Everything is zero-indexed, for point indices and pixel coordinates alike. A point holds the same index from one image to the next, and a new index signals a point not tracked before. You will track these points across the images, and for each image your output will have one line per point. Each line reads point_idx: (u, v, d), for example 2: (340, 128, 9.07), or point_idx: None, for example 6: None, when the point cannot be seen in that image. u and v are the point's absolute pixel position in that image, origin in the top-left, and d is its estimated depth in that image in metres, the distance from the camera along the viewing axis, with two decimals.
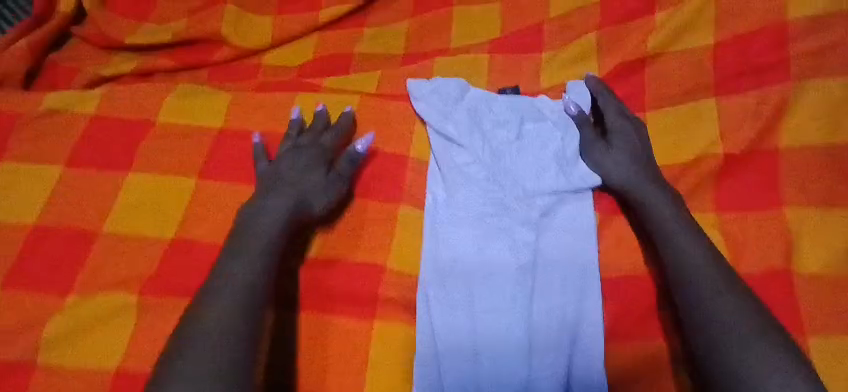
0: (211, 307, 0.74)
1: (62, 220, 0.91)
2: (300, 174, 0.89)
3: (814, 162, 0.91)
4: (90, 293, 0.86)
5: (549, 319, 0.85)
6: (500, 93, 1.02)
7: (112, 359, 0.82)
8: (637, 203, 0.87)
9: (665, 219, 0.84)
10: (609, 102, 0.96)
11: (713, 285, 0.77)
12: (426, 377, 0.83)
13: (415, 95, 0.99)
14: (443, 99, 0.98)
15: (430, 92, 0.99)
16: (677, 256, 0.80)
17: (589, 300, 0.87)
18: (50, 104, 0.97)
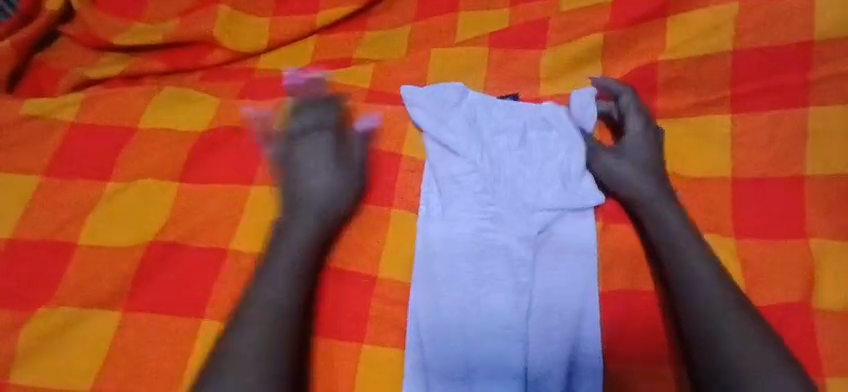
0: (251, 323, 0.72)
1: (38, 230, 0.83)
2: (312, 170, 0.84)
3: (841, 190, 0.85)
4: (59, 303, 0.77)
5: (547, 340, 0.79)
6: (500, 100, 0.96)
7: (87, 382, 0.73)
8: (645, 219, 0.82)
9: (677, 236, 0.79)
10: (630, 104, 0.89)
11: (727, 312, 0.73)
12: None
13: (410, 100, 0.92)
14: (440, 104, 0.91)
15: (426, 98, 0.92)
16: (688, 279, 0.76)
17: (590, 325, 0.79)
18: (30, 110, 0.91)
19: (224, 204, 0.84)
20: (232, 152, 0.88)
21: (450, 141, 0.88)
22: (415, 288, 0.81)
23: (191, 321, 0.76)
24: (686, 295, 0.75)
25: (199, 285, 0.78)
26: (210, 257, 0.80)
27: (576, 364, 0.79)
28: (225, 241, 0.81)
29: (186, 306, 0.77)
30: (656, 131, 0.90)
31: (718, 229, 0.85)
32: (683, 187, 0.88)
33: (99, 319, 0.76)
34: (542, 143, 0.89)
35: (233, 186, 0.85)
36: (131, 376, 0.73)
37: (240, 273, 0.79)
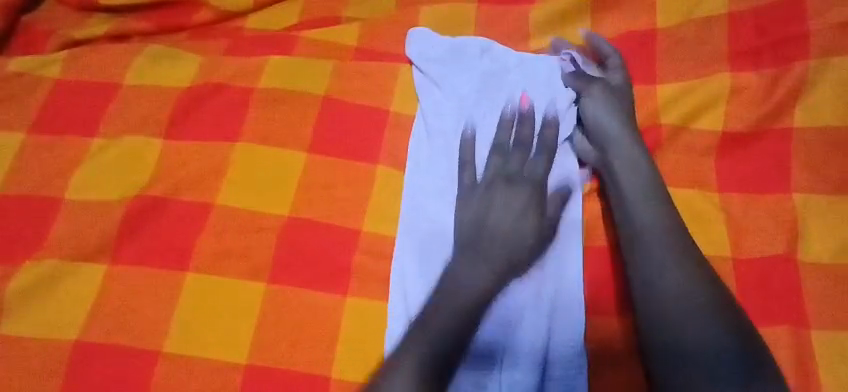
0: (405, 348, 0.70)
1: (24, 186, 0.82)
2: (484, 133, 0.86)
3: (830, 145, 0.84)
4: (43, 255, 0.77)
5: (517, 284, 0.77)
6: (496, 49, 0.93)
7: (71, 331, 0.73)
8: (644, 232, 0.75)
9: (663, 255, 0.74)
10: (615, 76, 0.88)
11: (705, 340, 0.69)
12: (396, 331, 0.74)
13: (416, 39, 0.94)
14: (447, 53, 0.92)
15: (432, 43, 0.93)
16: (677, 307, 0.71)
17: (570, 269, 0.78)
18: (16, 68, 0.91)
19: (209, 160, 0.84)
20: (217, 110, 0.88)
21: (436, 80, 0.90)
22: (401, 230, 0.80)
23: (174, 272, 0.76)
24: (649, 312, 0.72)
25: (184, 237, 0.78)
26: (195, 210, 0.80)
27: (550, 358, 0.74)
28: (212, 196, 0.81)
29: (171, 258, 0.77)
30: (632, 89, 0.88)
31: (703, 184, 0.85)
32: (673, 142, 0.88)
33: (84, 272, 0.76)
34: (511, 95, 0.89)
35: (218, 143, 0.85)
36: (117, 325, 0.73)
37: (227, 226, 0.79)
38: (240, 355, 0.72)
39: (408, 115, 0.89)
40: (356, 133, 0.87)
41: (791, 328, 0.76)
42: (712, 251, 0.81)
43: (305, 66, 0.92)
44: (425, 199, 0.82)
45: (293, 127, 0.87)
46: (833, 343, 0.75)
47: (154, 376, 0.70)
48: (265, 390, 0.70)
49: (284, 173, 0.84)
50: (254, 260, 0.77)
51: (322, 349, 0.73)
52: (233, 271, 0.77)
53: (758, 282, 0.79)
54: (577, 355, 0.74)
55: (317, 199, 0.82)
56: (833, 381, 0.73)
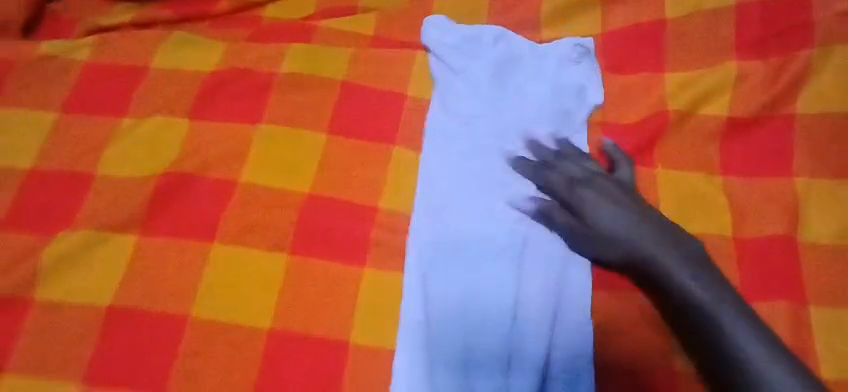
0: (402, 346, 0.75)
1: (55, 162, 0.86)
2: (497, 117, 0.90)
3: (832, 131, 0.87)
4: (75, 227, 0.80)
5: (528, 266, 0.80)
6: (510, 37, 0.96)
7: (106, 297, 0.77)
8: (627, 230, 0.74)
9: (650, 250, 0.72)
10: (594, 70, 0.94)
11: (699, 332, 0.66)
12: (413, 306, 0.77)
13: (433, 27, 0.97)
14: (463, 40, 0.96)
15: (448, 32, 0.97)
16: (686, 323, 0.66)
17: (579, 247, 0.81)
18: (47, 50, 0.94)
19: (233, 140, 0.87)
20: (240, 93, 0.92)
21: (453, 66, 0.94)
22: (418, 208, 0.83)
23: (202, 245, 0.80)
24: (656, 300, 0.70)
25: (211, 212, 0.82)
26: (221, 187, 0.84)
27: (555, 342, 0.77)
28: (236, 174, 0.85)
29: (199, 231, 0.81)
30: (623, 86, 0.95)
31: (708, 168, 0.88)
32: (679, 127, 0.90)
33: (115, 243, 0.80)
34: (523, 83, 0.93)
35: (241, 124, 0.89)
36: (147, 293, 0.77)
37: (250, 202, 0.83)
38: (264, 322, 0.76)
39: (423, 100, 0.93)
40: (373, 117, 0.90)
41: (790, 305, 0.79)
42: (715, 231, 0.84)
43: (325, 53, 0.96)
44: (440, 178, 0.85)
45: (313, 110, 0.91)
46: (827, 319, 0.79)
47: (184, 342, 0.75)
48: (289, 355, 0.74)
49: (304, 153, 0.87)
50: (277, 234, 0.81)
51: (342, 318, 0.77)
52: (257, 244, 0.80)
53: (761, 261, 0.82)
54: (581, 331, 0.78)
55: (336, 178, 0.85)
56: (825, 354, 0.77)
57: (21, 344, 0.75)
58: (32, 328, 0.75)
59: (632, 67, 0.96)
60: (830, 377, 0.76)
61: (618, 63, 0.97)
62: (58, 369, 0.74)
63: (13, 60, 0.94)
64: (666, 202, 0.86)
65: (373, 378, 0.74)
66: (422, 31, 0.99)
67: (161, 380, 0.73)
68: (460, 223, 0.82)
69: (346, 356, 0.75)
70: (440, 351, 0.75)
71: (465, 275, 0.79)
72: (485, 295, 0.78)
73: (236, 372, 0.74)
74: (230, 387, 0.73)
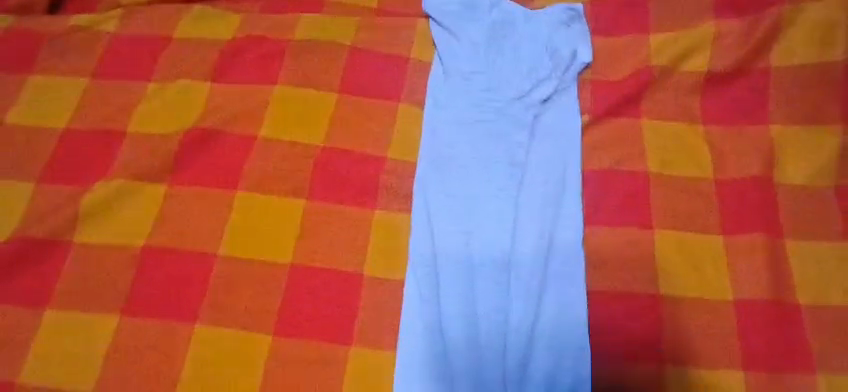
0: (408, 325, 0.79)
1: (89, 122, 0.93)
2: (493, 75, 0.98)
3: (802, 82, 0.94)
4: (110, 177, 0.88)
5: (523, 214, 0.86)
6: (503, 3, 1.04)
7: (140, 238, 0.84)
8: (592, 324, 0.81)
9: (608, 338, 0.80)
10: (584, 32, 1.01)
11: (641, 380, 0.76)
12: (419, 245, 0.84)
13: None
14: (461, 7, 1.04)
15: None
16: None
17: (571, 187, 0.88)
18: (78, 22, 1.02)
19: (250, 99, 0.94)
20: (255, 57, 0.99)
21: (452, 30, 1.01)
22: (422, 157, 0.91)
23: (226, 192, 0.87)
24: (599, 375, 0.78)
25: (233, 163, 0.89)
26: (241, 141, 0.91)
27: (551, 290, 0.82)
28: (254, 130, 0.92)
29: (222, 180, 0.88)
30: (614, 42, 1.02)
31: (690, 118, 0.96)
32: (662, 82, 0.98)
33: (147, 191, 0.87)
34: (516, 44, 1.01)
35: (258, 86, 0.96)
36: (178, 235, 0.84)
37: (269, 154, 0.90)
38: (285, 258, 0.83)
39: (425, 62, 1.00)
40: (380, 77, 0.98)
41: (768, 237, 0.86)
42: (698, 174, 0.91)
43: (333, 21, 1.03)
44: (442, 128, 0.93)
45: (323, 71, 0.98)
46: (802, 249, 0.85)
47: (213, 277, 0.82)
48: (310, 288, 0.82)
49: (317, 110, 0.94)
50: (294, 182, 0.88)
51: (356, 254, 0.84)
52: (276, 191, 0.88)
53: (739, 199, 0.89)
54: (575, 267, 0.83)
55: (347, 132, 0.93)
56: (801, 281, 0.84)
57: (63, 282, 0.82)
58: (73, 267, 0.83)
59: (621, 29, 1.03)
60: (806, 301, 0.82)
61: (606, 25, 1.04)
62: (97, 303, 0.81)
63: (46, 33, 1.01)
64: (652, 148, 0.93)
65: (384, 306, 0.81)
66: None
67: (192, 311, 0.80)
68: (460, 174, 0.90)
69: (360, 288, 0.82)
70: (444, 281, 0.82)
71: (465, 215, 0.86)
72: (485, 230, 0.85)
73: (259, 303, 0.81)
74: (256, 316, 0.80)
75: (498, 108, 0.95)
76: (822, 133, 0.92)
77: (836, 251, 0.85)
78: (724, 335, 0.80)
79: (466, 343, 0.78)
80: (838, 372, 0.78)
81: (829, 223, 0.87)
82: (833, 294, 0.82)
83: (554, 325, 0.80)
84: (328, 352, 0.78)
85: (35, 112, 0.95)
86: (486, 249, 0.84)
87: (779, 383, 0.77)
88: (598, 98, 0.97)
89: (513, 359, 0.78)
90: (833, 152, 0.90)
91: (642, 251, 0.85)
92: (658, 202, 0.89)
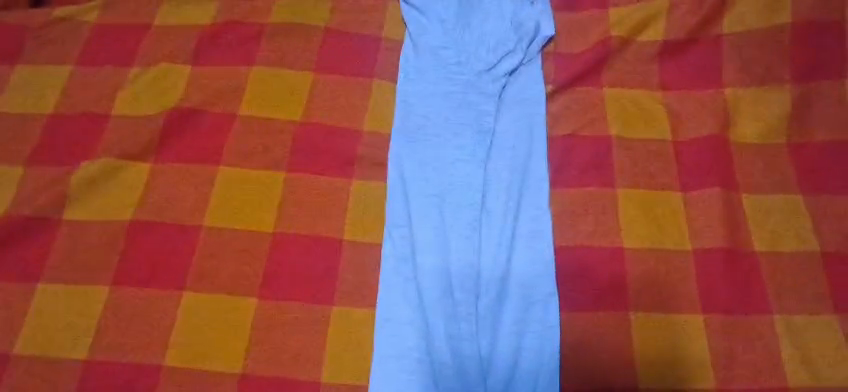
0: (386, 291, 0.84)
1: (75, 107, 0.97)
2: (460, 52, 1.03)
3: (752, 47, 1.00)
4: (96, 157, 0.91)
5: (492, 185, 0.93)
6: None
7: (127, 213, 0.88)
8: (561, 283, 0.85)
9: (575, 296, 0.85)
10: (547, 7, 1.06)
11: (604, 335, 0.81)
12: (395, 213, 0.90)
13: None
14: None
15: None
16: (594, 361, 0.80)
17: (536, 156, 0.94)
18: (60, 13, 1.06)
19: (231, 81, 0.98)
20: (233, 41, 1.03)
21: (422, 9, 1.06)
22: (395, 131, 0.96)
23: (209, 167, 0.91)
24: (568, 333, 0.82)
25: (215, 140, 0.93)
26: (222, 119, 0.95)
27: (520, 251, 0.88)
28: (235, 109, 0.96)
29: (205, 156, 0.92)
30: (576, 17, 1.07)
31: (649, 85, 1.01)
32: (621, 52, 1.03)
33: (133, 169, 0.91)
34: (483, 21, 1.06)
35: (236, 67, 1.00)
36: (164, 209, 0.88)
37: (249, 131, 0.94)
38: (267, 227, 0.87)
39: (397, 41, 1.05)
40: (355, 56, 1.02)
41: (724, 191, 0.91)
42: (657, 136, 0.96)
43: (308, 5, 1.07)
44: (414, 103, 0.98)
45: (299, 52, 1.02)
46: (757, 202, 0.91)
47: (199, 247, 0.86)
48: (293, 253, 0.86)
49: (295, 88, 0.98)
50: (274, 156, 0.92)
51: (336, 221, 0.88)
52: (257, 165, 0.92)
53: (697, 158, 0.94)
54: (542, 228, 0.89)
55: (323, 108, 0.97)
56: (756, 230, 0.89)
57: (54, 257, 0.85)
58: (63, 243, 0.86)
59: (582, 4, 1.08)
60: (762, 249, 0.88)
61: (568, 2, 1.09)
62: (88, 275, 0.84)
63: (29, 25, 1.05)
64: (614, 114, 0.98)
65: (364, 268, 0.86)
66: None
67: (180, 279, 0.84)
68: (432, 148, 0.95)
69: (341, 252, 0.87)
70: (417, 240, 0.87)
71: (436, 181, 0.92)
72: (454, 195, 0.91)
73: (245, 269, 0.84)
74: (242, 281, 0.84)
75: (466, 84, 1.00)
76: (772, 94, 0.97)
77: (788, 202, 0.91)
78: (686, 282, 0.85)
79: (439, 295, 0.83)
80: (794, 311, 0.83)
81: (781, 176, 0.92)
82: (786, 242, 0.88)
83: (522, 277, 0.86)
84: (312, 312, 0.82)
85: (22, 100, 0.98)
86: (455, 212, 0.90)
87: (739, 323, 0.82)
88: (561, 70, 1.02)
89: (485, 319, 0.83)
90: (783, 110, 0.96)
91: (607, 209, 0.91)
92: (620, 163, 0.94)
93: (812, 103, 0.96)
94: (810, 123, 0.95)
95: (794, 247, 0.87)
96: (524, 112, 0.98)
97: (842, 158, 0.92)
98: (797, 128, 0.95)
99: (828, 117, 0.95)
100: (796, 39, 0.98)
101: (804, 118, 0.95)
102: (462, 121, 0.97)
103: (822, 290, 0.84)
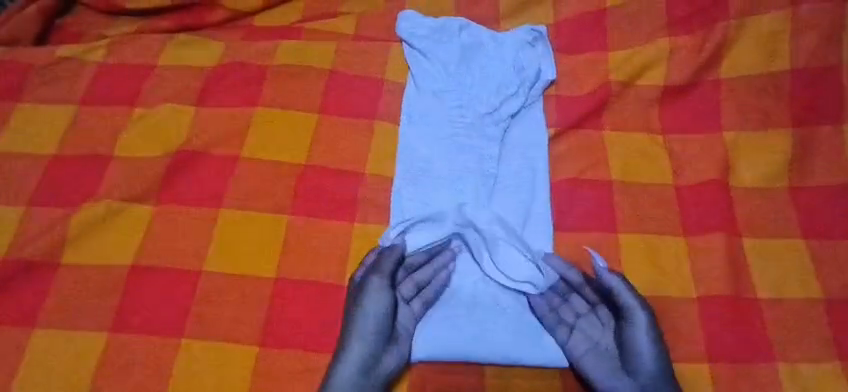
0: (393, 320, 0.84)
1: (77, 148, 0.97)
2: (463, 95, 1.04)
3: (751, 92, 1.01)
4: (98, 199, 0.91)
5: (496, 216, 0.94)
6: (471, 26, 1.10)
7: (128, 257, 0.87)
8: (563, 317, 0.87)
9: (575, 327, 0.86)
10: (546, 51, 1.08)
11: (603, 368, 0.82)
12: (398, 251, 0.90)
13: (405, 20, 1.11)
14: (433, 30, 1.09)
15: (419, 23, 1.10)
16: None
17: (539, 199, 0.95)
18: (65, 52, 1.06)
19: (234, 122, 0.99)
20: (237, 83, 1.03)
21: (425, 52, 1.07)
22: (398, 173, 0.96)
23: (211, 211, 0.91)
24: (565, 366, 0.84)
25: (218, 183, 0.93)
26: (225, 162, 0.95)
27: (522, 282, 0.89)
28: (238, 151, 0.96)
29: (207, 200, 0.91)
30: (579, 60, 1.08)
31: (650, 129, 1.02)
32: (622, 96, 1.04)
33: (135, 212, 0.90)
34: (485, 65, 1.07)
35: (240, 109, 1.00)
36: (165, 253, 0.87)
37: (252, 174, 0.94)
38: (269, 272, 0.87)
39: (400, 84, 1.06)
40: (358, 99, 1.03)
41: (726, 237, 0.91)
42: (659, 181, 0.97)
43: (312, 47, 1.08)
44: (417, 145, 0.99)
45: (302, 95, 1.02)
46: (760, 247, 0.91)
47: (199, 292, 0.85)
48: (295, 299, 0.85)
49: (299, 131, 0.99)
50: (277, 200, 0.92)
51: (339, 267, 0.88)
52: (260, 207, 0.91)
53: (699, 202, 0.95)
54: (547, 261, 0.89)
55: (327, 151, 0.97)
56: (760, 276, 0.89)
57: (51, 302, 0.84)
58: (62, 288, 0.85)
59: (583, 47, 1.09)
60: (767, 295, 0.87)
61: (569, 45, 1.10)
62: (85, 321, 0.83)
63: (32, 64, 1.05)
64: (615, 157, 0.99)
65: None
66: (397, 24, 1.13)
67: (181, 325, 0.83)
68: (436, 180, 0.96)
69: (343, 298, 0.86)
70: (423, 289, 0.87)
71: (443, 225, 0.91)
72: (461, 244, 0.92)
73: (247, 315, 0.84)
74: (244, 328, 0.83)
75: (470, 127, 1.01)
76: (773, 138, 0.98)
77: (790, 247, 0.91)
78: (690, 329, 0.85)
79: (443, 347, 0.84)
80: (799, 359, 0.83)
81: (783, 221, 0.93)
82: (790, 288, 0.88)
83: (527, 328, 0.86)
84: (314, 360, 0.82)
85: (23, 141, 0.98)
86: (461, 265, 0.91)
87: (744, 371, 0.82)
88: (563, 114, 1.03)
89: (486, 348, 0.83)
90: (784, 154, 0.97)
91: (610, 255, 0.91)
92: (622, 208, 0.94)
93: (812, 148, 0.97)
94: (810, 168, 0.96)
95: (798, 293, 0.87)
96: (527, 154, 0.99)
97: (843, 203, 0.93)
98: (798, 172, 0.96)
99: (827, 162, 0.96)
100: (794, 85, 0.99)
101: (804, 163, 0.96)
102: (465, 162, 0.97)
103: (827, 336, 0.84)
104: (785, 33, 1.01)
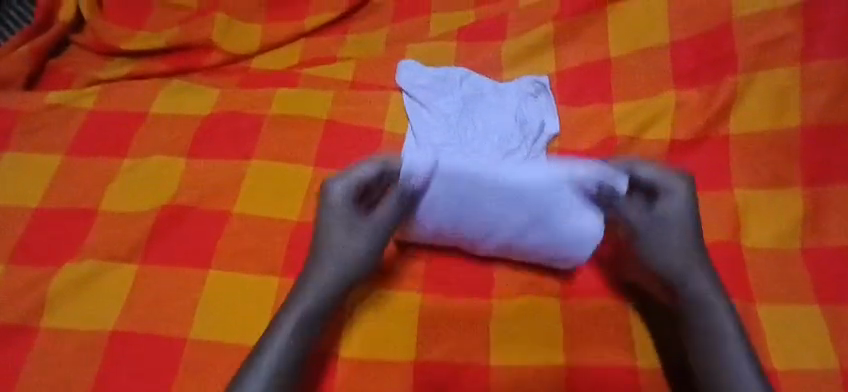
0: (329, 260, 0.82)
1: (63, 201, 0.93)
2: (463, 144, 0.98)
3: (761, 149, 0.98)
4: (82, 258, 0.87)
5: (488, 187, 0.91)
6: (474, 78, 1.08)
7: (110, 322, 0.82)
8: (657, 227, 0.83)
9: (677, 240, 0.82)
10: (547, 105, 1.05)
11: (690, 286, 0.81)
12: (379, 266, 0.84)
13: (407, 70, 1.09)
14: (435, 81, 1.06)
15: (421, 72, 1.08)
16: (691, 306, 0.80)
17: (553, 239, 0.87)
18: (54, 100, 1.03)
19: (227, 175, 0.95)
20: (233, 133, 1.00)
21: (425, 103, 1.04)
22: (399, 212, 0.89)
23: (199, 271, 0.86)
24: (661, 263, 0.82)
25: (209, 242, 0.88)
26: (216, 219, 0.90)
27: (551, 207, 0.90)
28: (229, 205, 0.92)
29: (196, 260, 0.87)
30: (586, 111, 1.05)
31: None
32: (628, 150, 1.01)
33: (119, 271, 0.86)
34: (487, 116, 1.03)
35: (234, 160, 0.97)
36: (150, 316, 0.83)
37: (244, 231, 0.90)
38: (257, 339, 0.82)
39: (400, 134, 1.02)
40: (356, 151, 0.99)
41: (737, 305, 0.88)
42: None
43: (310, 95, 1.05)
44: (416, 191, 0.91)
45: (300, 146, 0.99)
46: (773, 312, 0.87)
47: (185, 359, 0.80)
48: None
49: (294, 185, 0.95)
50: (270, 258, 0.88)
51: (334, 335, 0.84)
52: (251, 267, 0.87)
53: None
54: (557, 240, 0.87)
55: None
56: (773, 344, 0.85)
57: (26, 369, 0.79)
58: (38, 353, 0.80)
59: (587, 99, 1.07)
60: (780, 367, 0.83)
61: (572, 96, 1.08)
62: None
63: (20, 110, 1.02)
64: None
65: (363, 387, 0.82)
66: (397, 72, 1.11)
67: None
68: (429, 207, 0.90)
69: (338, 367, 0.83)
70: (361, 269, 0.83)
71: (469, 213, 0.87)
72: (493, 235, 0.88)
73: None
74: None
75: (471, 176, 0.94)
76: (783, 196, 0.95)
77: (804, 312, 0.87)
78: None
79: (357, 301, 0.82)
80: None
81: (797, 286, 0.89)
82: (805, 358, 0.84)
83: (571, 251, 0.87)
84: None
85: (6, 192, 0.94)
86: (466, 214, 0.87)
87: None
88: None
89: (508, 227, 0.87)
90: (794, 214, 0.94)
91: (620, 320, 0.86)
92: None
93: (825, 208, 0.93)
94: (823, 228, 0.93)
95: (815, 364, 0.83)
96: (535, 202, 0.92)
97: None
98: (809, 232, 0.93)
99: (841, 222, 0.92)
100: (806, 143, 0.96)
101: (816, 223, 0.93)
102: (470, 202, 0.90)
103: None
104: (794, 90, 0.98)
